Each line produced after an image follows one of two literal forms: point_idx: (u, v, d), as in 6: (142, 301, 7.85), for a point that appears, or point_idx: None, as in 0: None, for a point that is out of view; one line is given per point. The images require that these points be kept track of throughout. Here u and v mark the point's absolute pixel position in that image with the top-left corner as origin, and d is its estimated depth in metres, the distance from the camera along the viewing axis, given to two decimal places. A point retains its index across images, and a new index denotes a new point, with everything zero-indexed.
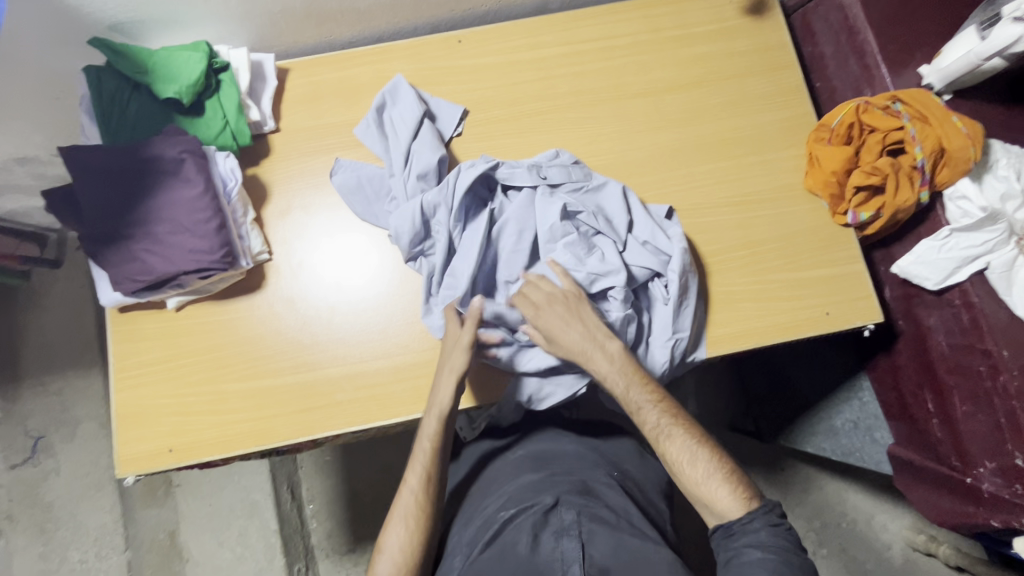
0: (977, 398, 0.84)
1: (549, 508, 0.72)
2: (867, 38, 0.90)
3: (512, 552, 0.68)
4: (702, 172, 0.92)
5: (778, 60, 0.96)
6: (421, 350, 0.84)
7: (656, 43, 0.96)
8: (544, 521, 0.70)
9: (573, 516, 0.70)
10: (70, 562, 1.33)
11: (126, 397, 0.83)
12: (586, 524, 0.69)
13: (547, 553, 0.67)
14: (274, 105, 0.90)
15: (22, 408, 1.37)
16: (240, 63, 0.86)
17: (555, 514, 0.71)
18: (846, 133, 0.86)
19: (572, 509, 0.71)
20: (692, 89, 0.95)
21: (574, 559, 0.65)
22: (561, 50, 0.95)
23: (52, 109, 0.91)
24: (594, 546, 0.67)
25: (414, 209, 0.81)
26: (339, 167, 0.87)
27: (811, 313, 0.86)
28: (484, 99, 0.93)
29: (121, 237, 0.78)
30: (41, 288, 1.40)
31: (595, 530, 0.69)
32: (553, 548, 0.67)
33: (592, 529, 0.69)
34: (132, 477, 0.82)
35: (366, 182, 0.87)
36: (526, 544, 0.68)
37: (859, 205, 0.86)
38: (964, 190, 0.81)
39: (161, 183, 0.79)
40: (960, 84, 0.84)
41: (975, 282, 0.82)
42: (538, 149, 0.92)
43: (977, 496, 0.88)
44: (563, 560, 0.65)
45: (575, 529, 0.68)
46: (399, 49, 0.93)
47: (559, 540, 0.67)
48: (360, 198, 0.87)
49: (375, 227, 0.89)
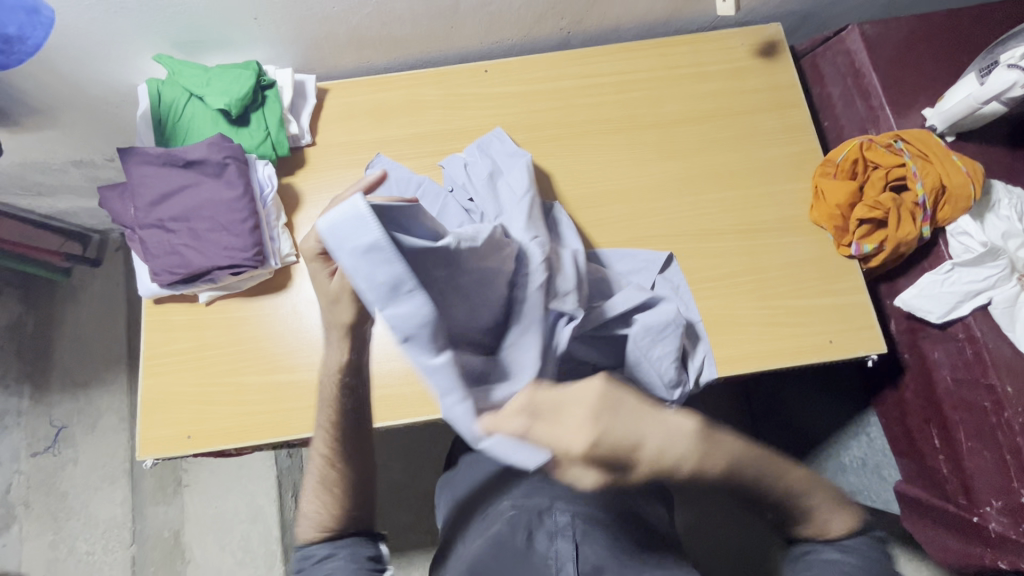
0: (982, 433, 0.84)
1: (544, 509, 0.72)
2: (872, 81, 0.94)
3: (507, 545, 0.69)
4: (709, 200, 0.96)
5: (787, 99, 1.01)
6: None
7: (671, 79, 1.02)
8: (538, 521, 0.71)
9: (568, 518, 0.71)
10: (77, 553, 1.35)
11: (153, 383, 0.87)
12: (581, 525, 0.71)
13: (542, 554, 0.69)
14: (312, 121, 0.98)
15: (50, 398, 1.43)
16: (285, 82, 0.94)
17: (550, 516, 0.71)
18: (850, 168, 0.90)
19: (566, 511, 0.72)
20: (702, 122, 1.00)
21: (569, 560, 0.68)
22: (580, 82, 1.01)
23: (112, 116, 1.00)
24: (590, 549, 0.69)
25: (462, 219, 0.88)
26: (377, 162, 0.96)
27: (815, 340, 0.88)
28: (506, 124, 0.99)
29: (165, 232, 0.85)
30: (80, 285, 1.48)
31: (591, 533, 0.71)
32: (547, 548, 0.69)
33: (588, 531, 0.71)
34: (151, 460, 0.86)
35: (394, 179, 0.93)
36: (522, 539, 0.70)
37: (862, 237, 0.88)
38: (964, 227, 0.84)
39: (203, 184, 0.85)
40: (962, 127, 0.88)
41: (978, 317, 0.83)
42: (555, 171, 0.97)
43: (985, 536, 0.86)
44: (558, 561, 0.68)
45: (570, 530, 0.70)
46: (430, 75, 1.01)
47: (553, 540, 0.70)
48: (384, 191, 0.93)
49: None
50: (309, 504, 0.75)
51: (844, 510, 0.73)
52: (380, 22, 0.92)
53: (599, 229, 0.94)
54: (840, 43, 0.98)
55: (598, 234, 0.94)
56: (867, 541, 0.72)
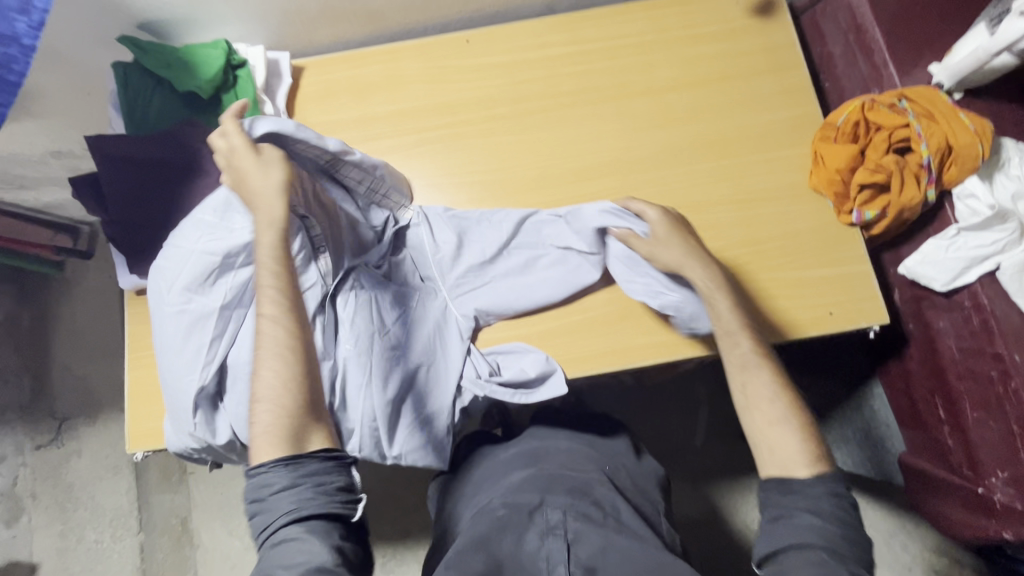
0: (988, 404, 0.81)
1: (535, 507, 0.73)
2: (876, 36, 0.89)
3: (497, 548, 0.70)
4: (703, 170, 0.92)
5: (784, 60, 0.95)
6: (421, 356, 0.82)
7: (662, 43, 0.97)
8: (529, 521, 0.72)
9: (559, 516, 0.71)
10: (87, 542, 1.38)
11: (140, 376, 0.87)
12: (573, 523, 0.71)
13: (533, 552, 0.69)
14: (289, 102, 0.95)
15: (50, 391, 1.43)
16: (256, 60, 0.90)
17: (540, 514, 0.73)
18: (852, 131, 0.86)
19: (558, 508, 0.73)
20: (696, 88, 0.95)
21: (559, 560, 0.67)
22: (567, 49, 0.97)
23: (85, 104, 0.97)
24: (580, 547, 0.68)
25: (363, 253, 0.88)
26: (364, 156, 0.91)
27: (814, 313, 0.85)
28: (490, 97, 0.95)
29: (140, 223, 0.83)
30: (73, 278, 1.47)
31: (583, 530, 0.70)
32: (537, 546, 0.69)
33: (579, 528, 0.70)
34: (141, 452, 0.86)
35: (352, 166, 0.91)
36: (511, 541, 0.71)
37: (863, 204, 0.85)
38: (972, 189, 0.79)
39: (176, 172, 0.83)
40: (970, 82, 0.83)
41: (985, 284, 0.79)
42: (543, 145, 0.94)
43: (989, 508, 0.84)
44: (549, 561, 0.67)
45: (561, 529, 0.70)
46: (409, 48, 0.96)
47: (544, 540, 0.70)
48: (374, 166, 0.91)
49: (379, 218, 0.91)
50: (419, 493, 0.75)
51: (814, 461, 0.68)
52: None
53: (589, 204, 0.91)
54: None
55: None
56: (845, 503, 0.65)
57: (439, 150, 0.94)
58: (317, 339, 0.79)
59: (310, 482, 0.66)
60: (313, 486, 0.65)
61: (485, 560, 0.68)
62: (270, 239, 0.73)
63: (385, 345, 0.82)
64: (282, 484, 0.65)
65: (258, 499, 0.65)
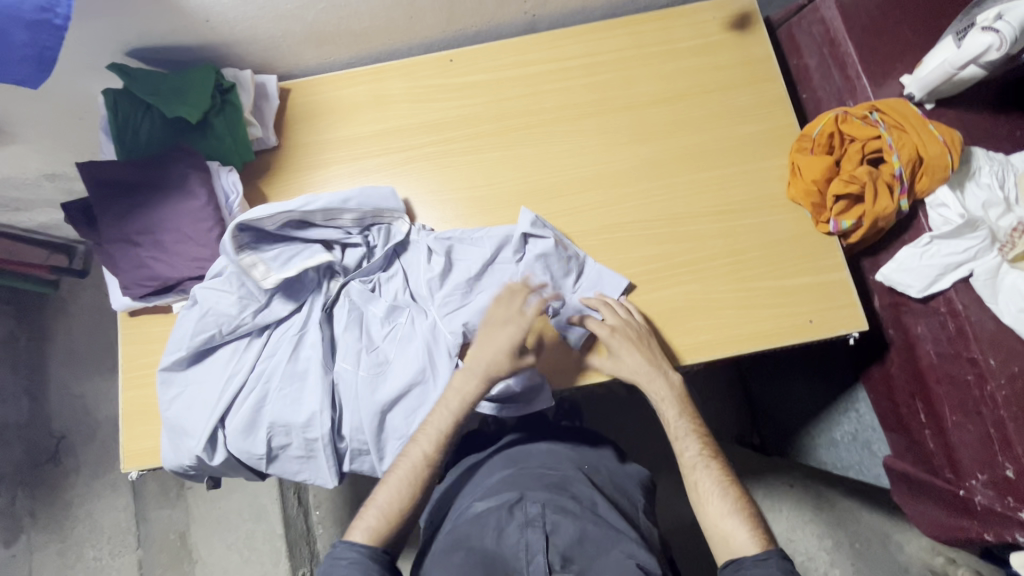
0: (966, 407, 0.83)
1: (515, 502, 0.75)
2: (848, 49, 0.91)
3: (477, 543, 0.71)
4: (684, 182, 0.94)
5: (761, 73, 0.98)
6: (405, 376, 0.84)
7: (641, 58, 0.99)
8: (509, 515, 0.74)
9: (538, 509, 0.74)
10: (86, 559, 1.38)
11: (134, 396, 0.88)
12: (551, 515, 0.73)
13: (512, 544, 0.71)
14: (277, 123, 0.96)
15: (48, 409, 1.44)
16: (245, 83, 0.92)
17: (520, 507, 0.75)
18: (827, 142, 0.88)
19: (537, 502, 0.75)
20: (675, 102, 0.97)
21: (539, 550, 0.70)
22: (548, 67, 0.99)
23: (76, 129, 0.99)
24: (559, 537, 0.71)
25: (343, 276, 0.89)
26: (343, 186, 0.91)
27: (795, 321, 0.87)
28: (473, 114, 0.97)
29: (132, 246, 0.84)
30: (69, 296, 1.49)
31: (560, 521, 0.72)
32: (518, 539, 0.71)
33: (557, 519, 0.73)
34: (136, 471, 0.87)
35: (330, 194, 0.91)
36: (492, 537, 0.72)
37: (840, 213, 0.86)
38: (943, 198, 0.81)
39: (166, 195, 0.84)
40: (940, 93, 0.85)
41: (959, 290, 0.81)
42: (526, 161, 0.95)
43: (971, 509, 0.86)
44: (528, 550, 0.70)
45: (539, 521, 0.72)
46: (394, 68, 0.99)
47: (523, 532, 0.72)
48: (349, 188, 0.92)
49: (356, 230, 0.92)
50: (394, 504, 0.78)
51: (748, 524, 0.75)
52: (336, 17, 0.89)
53: (573, 217, 0.93)
54: (815, 11, 0.95)
55: (572, 224, 0.93)
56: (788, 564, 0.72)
57: (425, 167, 0.95)
58: (312, 354, 0.84)
59: (376, 561, 0.74)
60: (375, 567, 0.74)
61: (466, 554, 0.70)
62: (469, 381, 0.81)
63: (362, 360, 0.85)
64: (355, 557, 0.74)
65: (333, 563, 0.74)
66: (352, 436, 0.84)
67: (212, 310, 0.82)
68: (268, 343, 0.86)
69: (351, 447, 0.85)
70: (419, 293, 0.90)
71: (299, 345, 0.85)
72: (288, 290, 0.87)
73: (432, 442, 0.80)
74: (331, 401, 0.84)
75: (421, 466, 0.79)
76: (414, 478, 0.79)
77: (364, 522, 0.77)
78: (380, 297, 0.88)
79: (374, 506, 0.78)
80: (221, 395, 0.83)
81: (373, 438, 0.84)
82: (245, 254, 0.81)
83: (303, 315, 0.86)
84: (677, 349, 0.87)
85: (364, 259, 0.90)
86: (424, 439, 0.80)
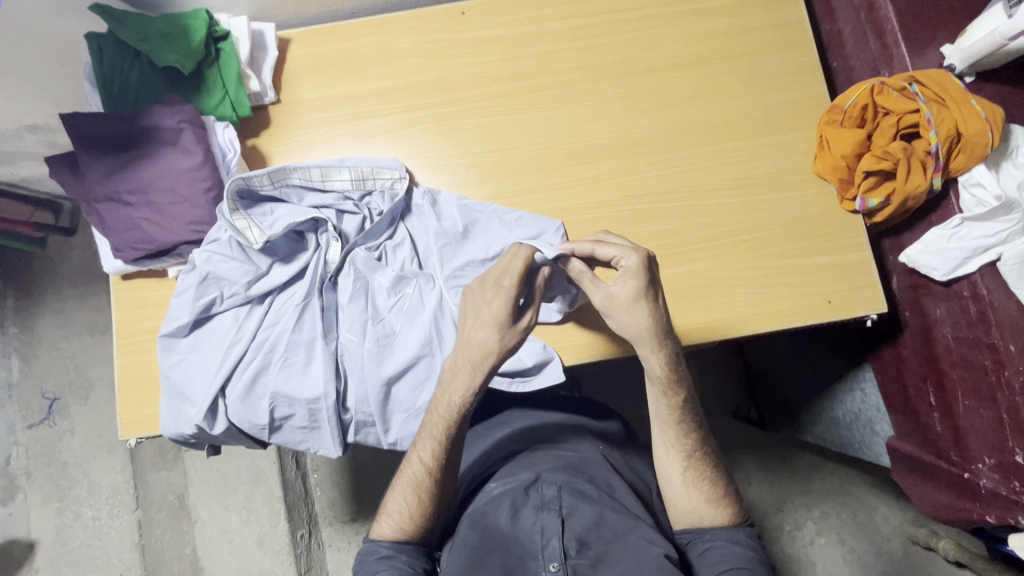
0: (980, 392, 0.83)
1: (530, 483, 0.75)
2: (888, 14, 0.85)
3: (492, 523, 0.73)
4: (707, 153, 0.89)
5: (792, 37, 0.92)
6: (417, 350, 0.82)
7: (666, 17, 0.92)
8: (525, 496, 0.74)
9: (554, 492, 0.74)
10: (84, 519, 1.38)
11: (129, 362, 0.85)
12: (567, 499, 0.74)
13: (528, 526, 0.72)
14: (275, 76, 0.90)
15: (39, 369, 1.41)
16: (241, 32, 0.85)
17: (536, 489, 0.75)
18: (859, 116, 0.84)
19: (553, 484, 0.75)
20: (700, 67, 0.92)
21: (554, 534, 0.70)
22: (566, 23, 0.92)
23: (59, 77, 0.92)
24: (575, 520, 0.72)
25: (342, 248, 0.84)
26: (339, 161, 0.85)
27: (813, 301, 0.85)
28: (486, 73, 0.91)
29: (123, 206, 0.79)
30: (57, 255, 1.43)
31: (577, 505, 0.73)
32: (533, 522, 0.72)
33: (574, 503, 0.73)
34: (134, 438, 0.85)
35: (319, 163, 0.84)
36: (506, 517, 0.73)
37: (868, 191, 0.83)
38: (979, 177, 0.78)
39: (159, 152, 0.79)
40: (983, 65, 0.80)
41: (985, 274, 0.79)
42: (541, 125, 0.90)
43: (974, 492, 0.87)
44: (543, 534, 0.71)
45: (556, 504, 0.73)
46: (402, 19, 0.92)
47: (539, 514, 0.72)
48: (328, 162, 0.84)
49: (356, 192, 0.86)
50: (394, 504, 0.77)
51: (719, 504, 0.78)
52: None
53: (589, 187, 0.89)
54: None
55: (587, 193, 0.88)
56: (749, 531, 0.77)
57: (434, 129, 0.90)
58: (317, 322, 0.82)
59: (409, 554, 0.75)
60: (408, 559, 0.74)
61: (479, 535, 0.72)
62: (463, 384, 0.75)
63: (372, 331, 0.82)
64: (386, 552, 0.75)
65: (365, 560, 0.75)
66: (358, 408, 0.82)
67: (213, 274, 0.80)
68: (269, 311, 0.82)
69: (357, 418, 0.83)
70: (427, 263, 0.87)
71: (304, 315, 0.82)
72: (294, 259, 0.83)
73: (429, 451, 0.76)
74: (336, 372, 0.81)
75: (421, 475, 0.76)
76: (418, 485, 0.76)
77: (390, 517, 0.77)
78: (385, 267, 0.85)
79: (387, 514, 0.77)
80: (223, 362, 0.80)
81: (378, 411, 0.82)
82: (238, 217, 0.79)
83: (306, 283, 0.82)
84: (689, 328, 0.85)
85: (364, 225, 0.86)
86: (422, 447, 0.76)
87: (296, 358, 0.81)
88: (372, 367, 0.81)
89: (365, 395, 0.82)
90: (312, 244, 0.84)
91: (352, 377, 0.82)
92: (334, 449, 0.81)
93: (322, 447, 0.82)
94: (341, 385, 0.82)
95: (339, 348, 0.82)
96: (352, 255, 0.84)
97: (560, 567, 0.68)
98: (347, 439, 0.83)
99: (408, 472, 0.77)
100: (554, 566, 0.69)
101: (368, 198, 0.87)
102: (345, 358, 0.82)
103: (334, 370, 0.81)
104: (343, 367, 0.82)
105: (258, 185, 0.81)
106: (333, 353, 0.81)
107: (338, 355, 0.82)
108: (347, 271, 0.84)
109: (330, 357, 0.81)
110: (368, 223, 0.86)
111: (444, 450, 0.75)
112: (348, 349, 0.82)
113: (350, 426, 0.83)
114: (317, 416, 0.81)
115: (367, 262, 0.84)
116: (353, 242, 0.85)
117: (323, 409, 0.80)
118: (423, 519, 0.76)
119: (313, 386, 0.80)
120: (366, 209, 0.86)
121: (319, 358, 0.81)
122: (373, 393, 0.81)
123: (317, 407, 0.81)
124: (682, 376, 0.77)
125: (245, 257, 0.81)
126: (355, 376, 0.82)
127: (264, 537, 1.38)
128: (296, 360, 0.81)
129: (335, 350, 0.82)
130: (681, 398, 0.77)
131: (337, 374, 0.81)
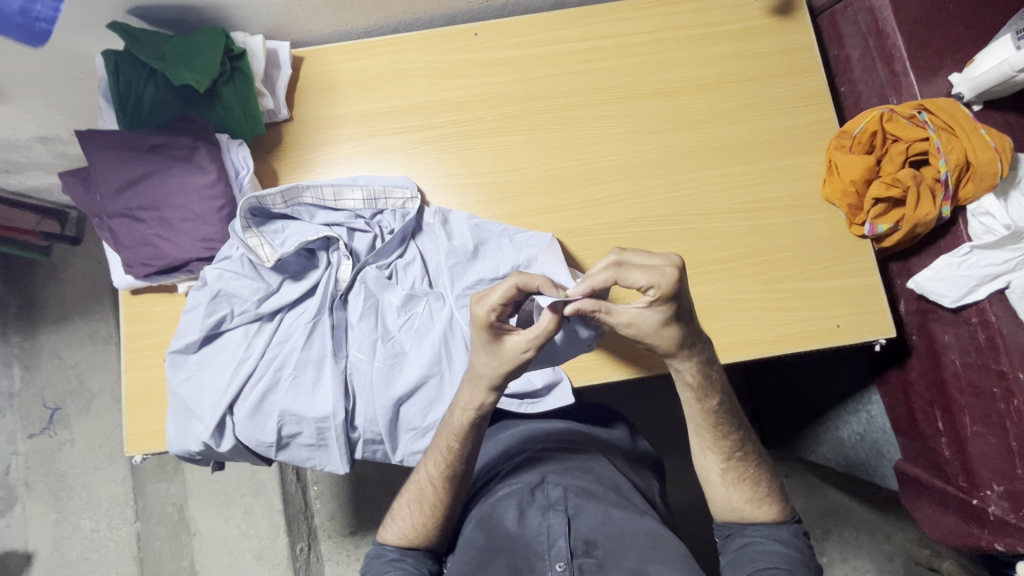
0: (988, 418, 0.83)
1: (536, 484, 0.75)
2: (896, 42, 0.87)
3: (498, 525, 0.73)
4: (716, 176, 0.90)
5: (801, 62, 0.93)
6: (427, 371, 0.81)
7: (677, 41, 0.93)
8: (531, 497, 0.74)
9: (560, 492, 0.73)
10: (82, 530, 1.37)
11: (137, 377, 0.84)
12: (574, 499, 0.73)
13: (535, 527, 0.71)
14: (289, 94, 0.91)
15: (41, 379, 1.40)
16: (257, 51, 0.86)
17: (541, 490, 0.74)
18: (868, 141, 0.85)
19: (559, 485, 0.74)
20: (711, 90, 0.92)
21: (560, 534, 0.70)
22: (577, 46, 0.93)
23: (73, 91, 0.92)
24: (581, 521, 0.72)
25: (351, 267, 0.84)
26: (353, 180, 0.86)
27: (822, 325, 0.85)
28: (497, 94, 0.92)
29: (135, 221, 0.80)
30: (61, 264, 1.43)
31: (583, 505, 0.73)
32: (540, 522, 0.71)
33: (580, 504, 0.73)
34: (140, 455, 0.84)
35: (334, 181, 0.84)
36: (513, 518, 0.73)
37: (877, 217, 0.84)
38: (987, 206, 0.79)
39: (173, 169, 0.79)
40: (990, 94, 0.81)
41: (994, 301, 0.79)
42: (550, 147, 0.91)
43: (982, 519, 0.86)
44: (550, 534, 0.70)
45: (561, 504, 0.72)
46: (415, 39, 0.93)
47: (546, 516, 0.72)
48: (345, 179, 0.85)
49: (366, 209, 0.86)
50: (403, 508, 0.77)
51: (763, 504, 0.77)
52: None
53: (599, 209, 0.89)
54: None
55: (596, 215, 0.89)
56: (794, 530, 0.76)
57: (446, 148, 0.91)
58: (327, 340, 0.82)
59: (415, 557, 0.76)
60: (414, 562, 0.75)
61: (486, 537, 0.72)
62: (467, 402, 0.72)
63: (381, 351, 0.82)
64: (393, 555, 0.75)
65: (371, 563, 0.76)
66: (366, 427, 0.82)
67: (224, 291, 0.80)
68: (279, 328, 0.83)
69: (364, 436, 0.82)
70: (437, 282, 0.87)
71: (314, 331, 0.82)
72: (306, 273, 0.84)
73: (435, 465, 0.75)
74: (345, 392, 0.81)
75: (425, 486, 0.76)
76: (422, 495, 0.76)
77: (398, 521, 0.77)
78: (396, 285, 0.85)
79: (394, 520, 0.78)
80: (233, 377, 0.80)
81: (387, 430, 0.82)
82: (251, 234, 0.79)
83: (316, 300, 0.83)
84: None
85: (375, 243, 0.87)
86: (429, 460, 0.76)
87: (306, 375, 0.81)
88: (380, 386, 0.81)
89: (373, 415, 0.81)
90: (326, 259, 0.84)
91: (362, 394, 0.82)
92: (342, 466, 0.81)
93: (329, 465, 0.82)
94: (350, 402, 0.82)
95: (347, 367, 0.82)
96: (363, 273, 0.84)
97: (567, 567, 0.67)
98: (355, 456, 0.83)
99: (415, 480, 0.77)
100: (560, 566, 0.68)
101: (380, 217, 0.87)
102: (353, 376, 0.82)
103: (341, 389, 0.81)
104: (353, 386, 0.82)
105: (270, 204, 0.81)
106: (342, 371, 0.81)
107: (346, 374, 0.82)
108: (357, 289, 0.84)
109: (338, 377, 0.81)
110: (378, 242, 0.86)
111: (449, 465, 0.74)
112: (355, 368, 0.82)
113: (355, 445, 0.83)
114: (325, 433, 0.81)
115: (377, 281, 0.84)
116: (362, 258, 0.85)
117: (331, 427, 0.80)
118: (429, 529, 0.76)
119: (320, 404, 0.80)
120: (377, 227, 0.87)
121: (328, 376, 0.81)
122: (382, 413, 0.81)
123: (324, 425, 0.80)
124: (715, 380, 0.74)
125: (257, 274, 0.81)
126: (363, 394, 0.82)
127: (263, 550, 1.37)
128: (306, 376, 0.81)
129: (343, 368, 0.82)
130: (715, 402, 0.75)
131: (345, 393, 0.81)
